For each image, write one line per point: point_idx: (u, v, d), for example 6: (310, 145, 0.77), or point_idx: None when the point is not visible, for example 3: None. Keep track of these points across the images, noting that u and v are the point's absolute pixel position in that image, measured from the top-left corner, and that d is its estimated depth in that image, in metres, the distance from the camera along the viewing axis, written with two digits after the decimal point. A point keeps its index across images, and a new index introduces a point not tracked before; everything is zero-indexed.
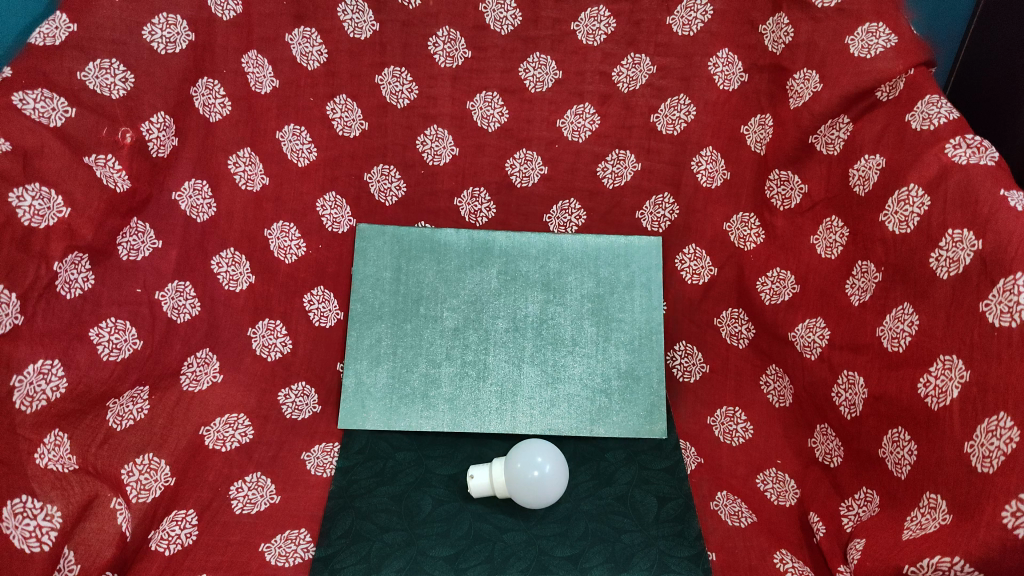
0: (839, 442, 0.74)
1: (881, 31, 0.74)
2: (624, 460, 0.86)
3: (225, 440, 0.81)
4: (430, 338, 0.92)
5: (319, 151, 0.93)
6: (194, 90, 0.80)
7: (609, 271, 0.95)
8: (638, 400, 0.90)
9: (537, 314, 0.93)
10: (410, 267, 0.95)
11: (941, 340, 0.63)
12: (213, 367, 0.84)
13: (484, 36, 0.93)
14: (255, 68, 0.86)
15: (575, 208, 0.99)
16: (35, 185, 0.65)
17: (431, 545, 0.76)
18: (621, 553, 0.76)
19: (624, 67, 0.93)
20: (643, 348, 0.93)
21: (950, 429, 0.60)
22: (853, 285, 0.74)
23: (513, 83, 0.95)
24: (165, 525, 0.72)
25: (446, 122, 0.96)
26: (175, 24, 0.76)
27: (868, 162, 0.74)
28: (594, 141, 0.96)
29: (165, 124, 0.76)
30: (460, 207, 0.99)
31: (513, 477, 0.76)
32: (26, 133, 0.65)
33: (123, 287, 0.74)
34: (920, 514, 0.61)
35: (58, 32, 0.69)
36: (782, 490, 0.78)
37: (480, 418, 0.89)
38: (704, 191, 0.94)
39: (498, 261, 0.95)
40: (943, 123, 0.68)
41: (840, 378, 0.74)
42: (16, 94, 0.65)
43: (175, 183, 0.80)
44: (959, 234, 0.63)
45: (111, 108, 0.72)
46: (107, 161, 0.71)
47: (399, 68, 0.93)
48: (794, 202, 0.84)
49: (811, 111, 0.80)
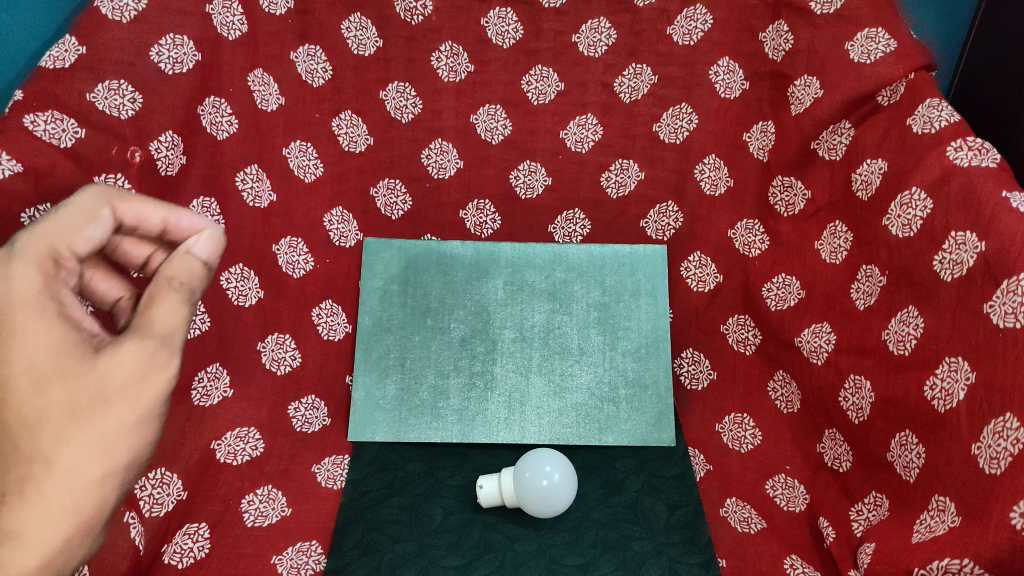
0: (848, 447, 0.74)
1: (881, 37, 0.75)
2: (633, 467, 0.87)
3: (236, 453, 0.81)
4: (438, 349, 0.93)
5: (326, 166, 0.94)
6: (201, 108, 0.81)
7: (615, 279, 0.96)
8: (646, 408, 0.90)
9: (543, 323, 0.94)
10: (417, 280, 0.96)
11: (947, 342, 0.63)
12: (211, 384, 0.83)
13: (486, 50, 0.94)
14: (262, 87, 0.87)
15: (580, 218, 0.99)
16: (47, 205, 0.66)
17: (441, 555, 0.77)
18: (631, 561, 0.76)
19: (626, 78, 0.94)
20: (650, 356, 0.93)
21: (958, 430, 0.60)
22: (858, 289, 0.75)
23: (516, 96, 0.96)
24: (178, 538, 0.72)
25: (451, 136, 0.97)
26: (181, 45, 0.78)
27: (871, 167, 0.74)
28: (597, 151, 0.97)
29: (173, 143, 0.78)
30: (465, 218, 1.00)
31: (521, 486, 0.76)
32: (37, 154, 0.65)
33: None
34: (929, 517, 0.61)
35: (67, 54, 0.70)
36: (792, 495, 0.78)
37: (488, 429, 0.89)
38: (708, 198, 0.95)
39: (504, 273, 0.96)
40: (944, 126, 0.68)
41: (847, 383, 0.75)
42: (28, 116, 0.66)
43: (185, 201, 0.81)
44: (962, 236, 0.63)
45: (120, 128, 0.72)
46: (116, 180, 0.72)
47: (404, 83, 0.95)
48: (798, 207, 0.85)
49: (812, 118, 0.81)
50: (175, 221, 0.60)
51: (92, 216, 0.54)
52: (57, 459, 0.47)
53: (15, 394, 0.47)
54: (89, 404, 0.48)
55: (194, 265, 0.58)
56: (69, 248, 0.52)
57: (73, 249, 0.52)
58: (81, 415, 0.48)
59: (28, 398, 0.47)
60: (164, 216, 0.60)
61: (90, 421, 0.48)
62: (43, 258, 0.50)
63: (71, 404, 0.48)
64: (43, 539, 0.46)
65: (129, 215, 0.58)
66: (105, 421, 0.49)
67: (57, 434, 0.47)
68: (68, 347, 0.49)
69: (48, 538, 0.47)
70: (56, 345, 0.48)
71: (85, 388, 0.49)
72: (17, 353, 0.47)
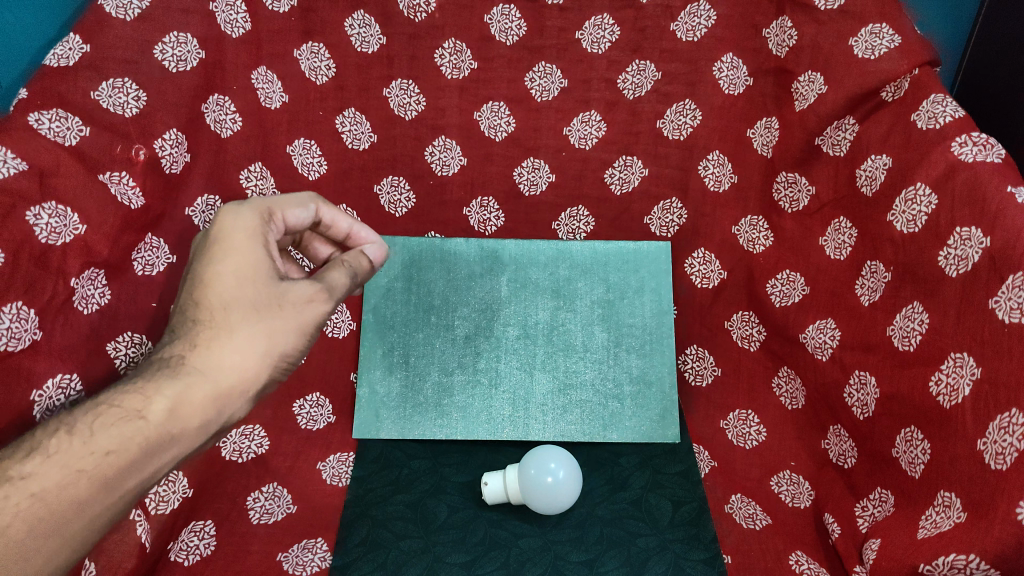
0: (852, 443, 0.74)
1: (885, 32, 0.75)
2: (637, 464, 0.87)
3: (241, 450, 0.82)
4: (442, 346, 0.93)
5: (329, 164, 0.94)
6: (205, 106, 0.81)
7: (619, 276, 0.96)
8: (650, 405, 0.90)
9: (547, 320, 0.94)
10: (421, 277, 0.96)
11: (952, 338, 0.63)
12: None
13: (490, 47, 0.94)
14: (265, 84, 0.88)
15: (584, 215, 1.00)
16: (51, 203, 0.65)
17: (446, 552, 0.77)
18: (637, 556, 0.77)
19: (630, 74, 0.94)
20: (655, 353, 0.93)
21: (964, 426, 0.60)
22: (863, 285, 0.75)
23: (519, 93, 0.96)
24: (185, 536, 0.72)
25: (454, 133, 0.97)
26: (185, 43, 0.78)
27: (875, 163, 0.74)
28: (601, 148, 0.97)
29: (177, 141, 0.77)
30: (469, 215, 1.00)
31: (526, 482, 0.76)
32: (42, 152, 0.65)
33: (139, 301, 0.75)
34: (935, 513, 0.61)
35: (72, 53, 0.71)
36: (796, 491, 0.78)
37: (493, 425, 0.89)
38: (712, 195, 0.95)
39: (508, 269, 0.96)
40: (949, 122, 0.68)
41: (851, 379, 0.75)
42: (32, 114, 0.66)
43: (189, 199, 0.81)
44: (967, 231, 0.63)
45: (124, 126, 0.72)
46: (121, 178, 0.72)
47: (407, 80, 0.95)
48: (802, 203, 0.84)
49: (817, 113, 0.81)
50: (358, 230, 0.69)
51: (304, 203, 0.64)
52: (237, 327, 0.55)
53: (218, 285, 0.55)
54: (269, 297, 0.56)
55: (365, 263, 0.65)
56: (283, 213, 0.62)
57: (285, 215, 0.62)
58: (263, 303, 0.56)
59: (229, 288, 0.56)
60: (351, 224, 0.69)
61: (266, 317, 0.56)
62: (263, 211, 0.60)
63: (256, 301, 0.56)
64: (212, 385, 0.53)
65: (328, 217, 0.67)
66: (276, 322, 0.56)
67: (241, 312, 0.55)
68: (265, 264, 0.57)
69: (217, 387, 0.53)
70: (255, 253, 0.57)
71: (270, 293, 0.56)
72: (230, 257, 0.56)
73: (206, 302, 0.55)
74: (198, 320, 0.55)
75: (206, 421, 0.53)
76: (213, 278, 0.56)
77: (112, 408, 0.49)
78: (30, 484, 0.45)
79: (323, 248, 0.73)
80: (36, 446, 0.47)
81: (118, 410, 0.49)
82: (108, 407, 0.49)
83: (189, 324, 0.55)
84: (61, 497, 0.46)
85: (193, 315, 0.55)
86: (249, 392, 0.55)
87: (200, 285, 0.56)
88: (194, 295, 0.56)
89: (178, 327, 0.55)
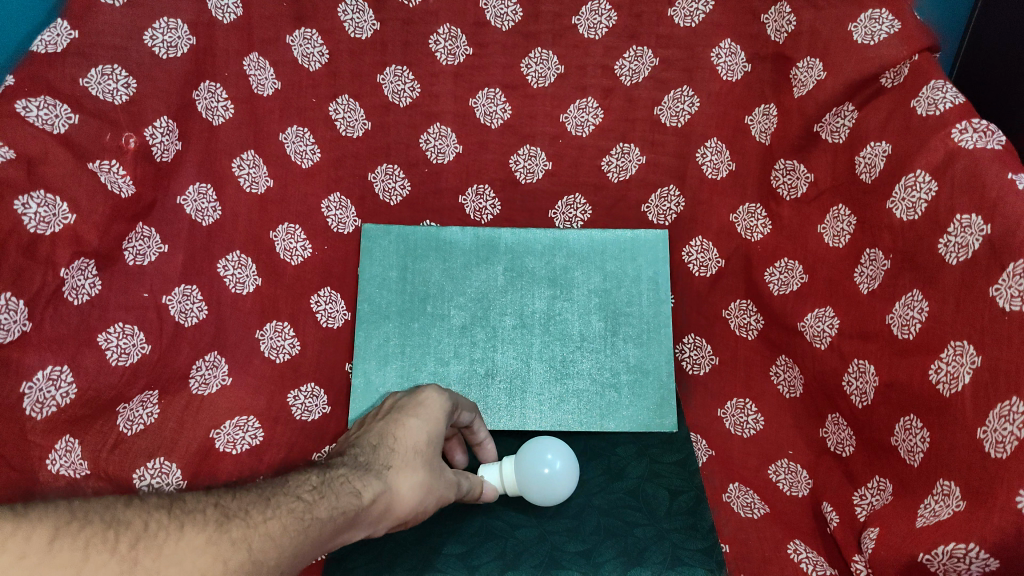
0: (850, 432, 0.73)
1: (884, 18, 0.74)
2: (635, 454, 0.86)
3: (236, 442, 0.78)
4: (439, 336, 0.92)
5: (323, 152, 0.93)
6: (195, 93, 0.80)
7: (616, 264, 0.95)
8: (648, 394, 0.89)
9: (544, 310, 0.93)
10: (416, 266, 0.95)
11: (952, 326, 0.62)
12: (152, 404, 0.74)
13: (484, 32, 0.94)
14: (257, 71, 0.86)
15: (580, 203, 0.98)
16: (40, 192, 0.65)
17: (444, 543, 0.77)
18: (633, 547, 0.78)
19: (626, 61, 0.94)
20: (652, 341, 0.92)
21: (963, 414, 0.59)
22: (861, 273, 0.74)
23: (514, 80, 0.96)
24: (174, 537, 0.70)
25: (449, 120, 0.97)
26: (176, 29, 0.77)
27: (874, 150, 0.73)
28: (598, 135, 0.96)
29: (168, 129, 0.76)
30: (465, 204, 0.99)
31: (522, 473, 0.76)
32: (29, 141, 0.65)
33: (130, 291, 0.73)
34: (934, 501, 0.60)
35: (59, 39, 0.70)
36: (794, 480, 0.77)
37: (490, 416, 0.88)
38: (709, 182, 0.94)
39: (504, 259, 0.95)
40: (948, 108, 0.67)
41: (851, 367, 0.74)
42: (19, 102, 0.65)
43: (180, 188, 0.79)
44: (967, 218, 0.62)
45: (113, 113, 0.71)
46: (111, 166, 0.71)
47: (400, 67, 0.95)
48: (800, 190, 0.84)
49: (816, 99, 0.80)
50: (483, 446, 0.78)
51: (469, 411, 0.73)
52: (419, 468, 0.58)
53: (410, 437, 0.59)
54: (438, 461, 0.60)
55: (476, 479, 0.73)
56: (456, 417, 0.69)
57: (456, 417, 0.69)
58: (433, 462, 0.60)
59: (418, 441, 0.59)
60: (485, 436, 0.78)
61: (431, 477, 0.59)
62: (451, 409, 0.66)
63: (429, 463, 0.59)
64: (387, 508, 0.54)
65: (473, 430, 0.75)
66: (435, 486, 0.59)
67: (422, 461, 0.58)
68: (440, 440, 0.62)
69: (389, 512, 0.55)
70: (441, 419, 0.63)
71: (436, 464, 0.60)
72: (423, 423, 0.61)
73: (400, 441, 0.58)
74: (389, 445, 0.58)
75: (373, 529, 0.55)
76: (410, 428, 0.60)
77: (344, 479, 0.52)
78: (312, 509, 0.49)
79: (459, 456, 0.79)
80: (302, 489, 0.51)
81: (347, 486, 0.52)
82: (343, 477, 0.53)
83: (385, 443, 0.58)
84: (322, 532, 0.48)
85: (386, 440, 0.58)
86: (400, 523, 0.57)
87: (399, 422, 0.60)
88: (392, 426, 0.60)
89: (375, 440, 0.58)
